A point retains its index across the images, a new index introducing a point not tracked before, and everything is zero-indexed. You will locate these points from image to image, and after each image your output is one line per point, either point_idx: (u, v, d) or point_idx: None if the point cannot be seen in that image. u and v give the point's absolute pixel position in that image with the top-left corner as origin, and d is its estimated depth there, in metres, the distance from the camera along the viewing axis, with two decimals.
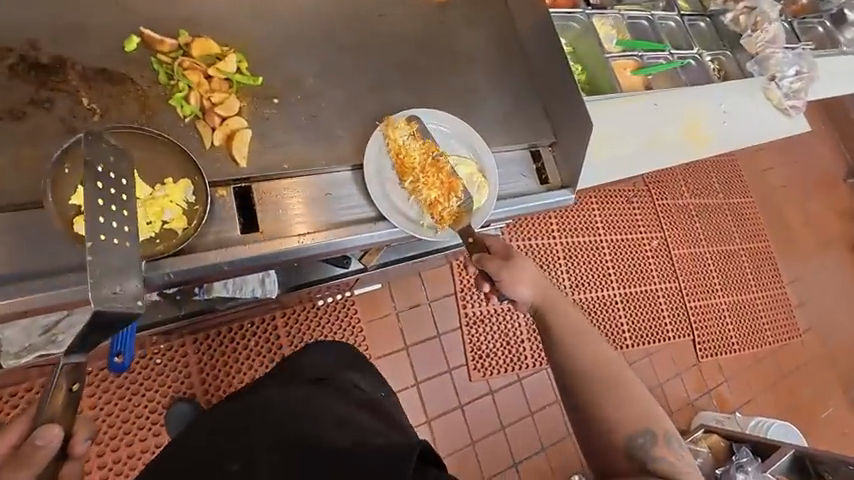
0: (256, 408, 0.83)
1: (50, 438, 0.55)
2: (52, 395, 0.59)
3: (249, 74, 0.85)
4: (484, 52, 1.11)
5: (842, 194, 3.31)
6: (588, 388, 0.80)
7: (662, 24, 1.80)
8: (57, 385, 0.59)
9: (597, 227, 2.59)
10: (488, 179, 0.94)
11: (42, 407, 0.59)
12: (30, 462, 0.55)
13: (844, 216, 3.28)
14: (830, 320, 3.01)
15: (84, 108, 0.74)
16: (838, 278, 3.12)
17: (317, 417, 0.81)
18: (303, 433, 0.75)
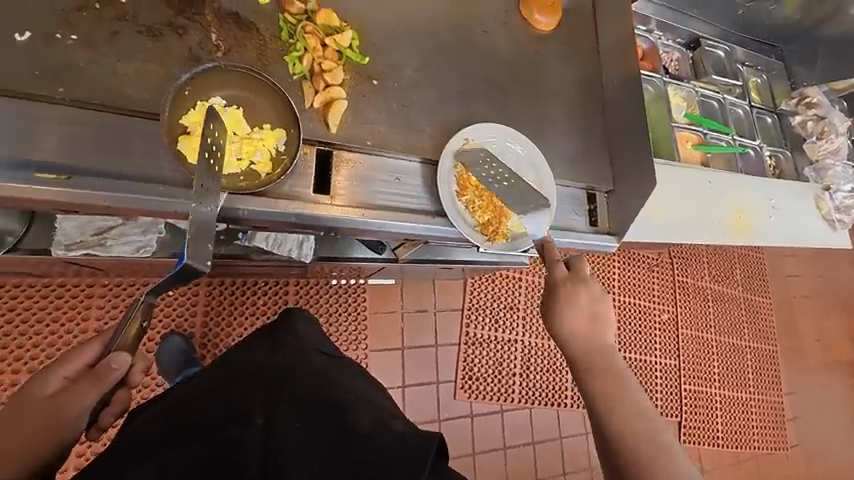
0: (279, 364, 0.85)
1: (121, 364, 0.65)
2: (128, 326, 0.67)
3: (360, 53, 0.91)
4: (567, 90, 1.17)
5: None
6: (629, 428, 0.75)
7: (731, 109, 1.83)
8: (134, 318, 0.68)
9: (613, 285, 2.60)
10: (548, 209, 0.95)
11: (115, 335, 0.68)
12: (104, 379, 0.64)
13: None
14: (820, 442, 2.94)
15: (211, 43, 0.80)
16: (838, 402, 3.06)
17: (337, 386, 0.85)
18: (324, 399, 0.78)
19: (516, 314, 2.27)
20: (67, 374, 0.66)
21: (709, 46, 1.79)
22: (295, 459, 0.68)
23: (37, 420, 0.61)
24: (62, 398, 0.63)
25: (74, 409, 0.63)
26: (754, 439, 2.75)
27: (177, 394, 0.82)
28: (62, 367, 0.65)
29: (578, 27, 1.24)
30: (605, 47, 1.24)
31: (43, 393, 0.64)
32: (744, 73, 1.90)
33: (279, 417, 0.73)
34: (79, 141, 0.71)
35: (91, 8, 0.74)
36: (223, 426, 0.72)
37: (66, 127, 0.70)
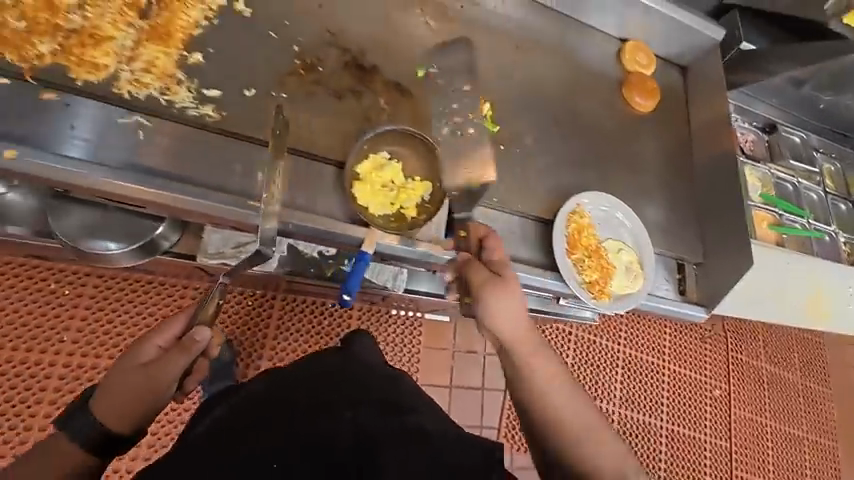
0: (338, 366, 0.76)
1: (203, 336, 0.71)
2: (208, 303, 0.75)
3: (493, 121, 1.05)
4: (660, 165, 1.27)
5: None
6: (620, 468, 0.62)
7: (805, 193, 1.87)
8: (212, 297, 0.76)
9: (664, 353, 2.54)
10: (644, 272, 1.05)
11: (198, 312, 0.75)
12: (189, 349, 0.70)
13: None
14: None
15: (380, 106, 0.96)
16: None
17: (411, 394, 0.75)
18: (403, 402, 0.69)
19: None
20: (161, 343, 0.72)
21: (784, 132, 1.87)
22: (383, 452, 0.58)
23: (136, 384, 0.66)
24: (153, 365, 0.68)
25: (163, 376, 0.68)
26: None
27: (231, 404, 0.71)
28: (150, 338, 0.72)
29: (671, 110, 1.36)
30: (696, 129, 1.35)
31: (141, 360, 0.70)
32: (819, 161, 1.93)
33: (364, 412, 0.64)
34: (273, 175, 0.84)
35: (296, 72, 0.91)
36: (303, 418, 0.63)
37: (265, 164, 0.84)
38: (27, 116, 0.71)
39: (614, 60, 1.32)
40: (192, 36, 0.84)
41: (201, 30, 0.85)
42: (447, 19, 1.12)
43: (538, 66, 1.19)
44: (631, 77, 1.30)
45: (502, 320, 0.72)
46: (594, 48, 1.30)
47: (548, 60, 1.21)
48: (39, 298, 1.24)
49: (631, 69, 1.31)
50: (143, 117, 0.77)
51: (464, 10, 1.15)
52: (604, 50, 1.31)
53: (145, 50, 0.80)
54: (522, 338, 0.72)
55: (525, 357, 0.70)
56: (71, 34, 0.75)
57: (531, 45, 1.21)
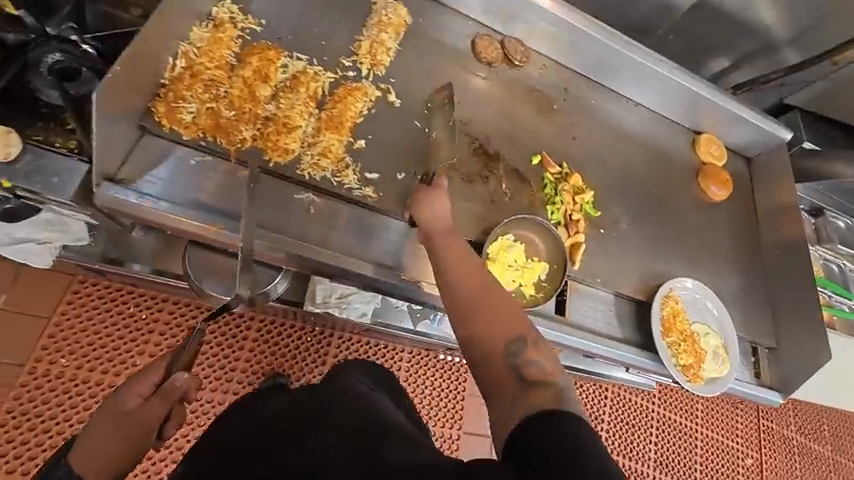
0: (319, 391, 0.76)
1: (182, 383, 0.67)
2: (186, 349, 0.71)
3: (594, 207, 1.16)
4: (734, 250, 1.36)
5: None
6: (518, 346, 0.62)
7: (851, 275, 1.95)
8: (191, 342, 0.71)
9: (699, 418, 2.54)
10: (731, 358, 1.12)
11: (176, 358, 0.71)
12: (167, 397, 0.67)
13: None
14: None
15: (501, 190, 1.07)
16: None
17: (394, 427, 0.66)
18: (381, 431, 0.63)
19: (601, 426, 2.29)
20: (142, 392, 0.68)
21: (831, 217, 1.95)
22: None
23: (121, 433, 0.66)
24: (137, 414, 0.66)
25: (148, 426, 0.66)
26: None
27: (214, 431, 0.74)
28: (130, 389, 0.68)
29: (741, 197, 1.46)
30: (764, 216, 1.45)
31: (123, 409, 0.67)
32: None
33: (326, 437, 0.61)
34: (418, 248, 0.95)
35: None
36: (271, 440, 0.65)
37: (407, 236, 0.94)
38: (231, 192, 0.83)
39: (689, 150, 1.44)
40: (357, 124, 0.97)
41: (363, 119, 0.98)
42: (551, 110, 1.25)
43: (626, 154, 1.31)
44: (706, 167, 1.42)
45: (427, 219, 0.76)
46: (672, 138, 1.43)
47: (634, 148, 1.34)
48: (118, 321, 1.23)
49: (705, 160, 1.43)
50: (317, 195, 0.89)
51: (566, 102, 1.29)
52: (681, 141, 1.44)
53: (323, 137, 0.92)
54: (460, 256, 0.72)
55: (444, 254, 0.72)
56: (267, 123, 0.88)
57: (620, 135, 1.34)
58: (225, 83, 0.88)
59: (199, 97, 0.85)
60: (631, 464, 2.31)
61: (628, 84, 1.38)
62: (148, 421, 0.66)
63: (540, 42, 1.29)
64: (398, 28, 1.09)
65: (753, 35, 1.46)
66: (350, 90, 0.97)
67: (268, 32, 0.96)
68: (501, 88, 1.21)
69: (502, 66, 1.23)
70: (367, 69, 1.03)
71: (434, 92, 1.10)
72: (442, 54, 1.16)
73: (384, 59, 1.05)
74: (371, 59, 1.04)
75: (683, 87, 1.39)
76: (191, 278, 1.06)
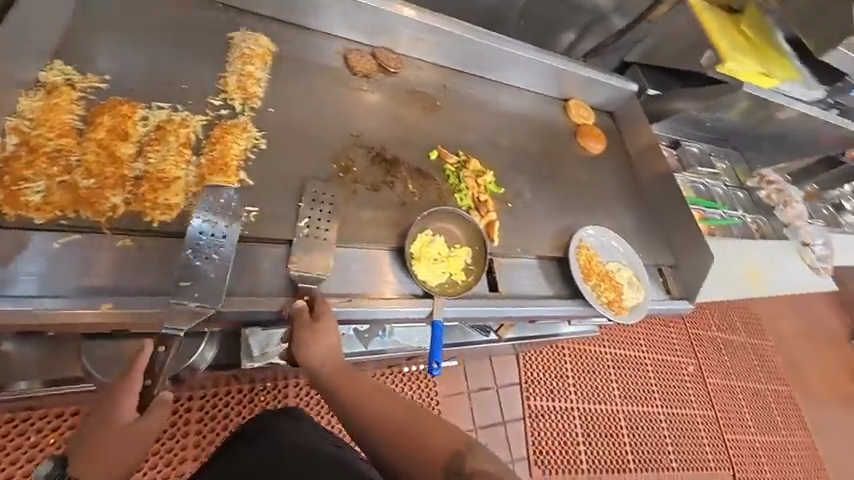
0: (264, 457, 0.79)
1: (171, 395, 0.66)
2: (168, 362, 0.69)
3: (498, 183, 1.26)
4: (621, 192, 1.55)
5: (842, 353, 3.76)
6: (458, 458, 0.67)
7: (714, 189, 2.30)
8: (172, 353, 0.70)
9: (641, 346, 2.85)
10: (644, 284, 1.28)
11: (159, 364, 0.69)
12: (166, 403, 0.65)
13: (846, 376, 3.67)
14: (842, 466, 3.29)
15: (409, 191, 1.10)
16: (843, 431, 3.45)
17: None
18: None
19: (566, 382, 2.47)
20: (131, 406, 0.64)
21: (686, 146, 2.33)
22: None
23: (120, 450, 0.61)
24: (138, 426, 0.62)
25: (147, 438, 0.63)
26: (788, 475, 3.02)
27: None
28: (120, 405, 0.63)
29: (615, 146, 1.68)
30: (636, 157, 1.68)
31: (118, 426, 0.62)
32: (716, 163, 2.41)
33: None
34: (343, 263, 0.95)
35: (336, 175, 1.03)
36: None
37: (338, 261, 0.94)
38: (112, 267, 0.75)
39: (564, 116, 1.62)
40: (246, 162, 0.93)
41: (252, 155, 0.94)
42: (436, 107, 1.32)
43: (513, 133, 1.43)
44: (580, 127, 1.60)
45: (312, 357, 0.79)
46: (546, 108, 1.58)
47: (518, 126, 1.46)
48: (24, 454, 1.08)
49: (578, 121, 1.62)
50: None
51: (448, 97, 1.37)
52: (555, 110, 1.61)
53: (209, 184, 0.87)
54: (357, 384, 0.78)
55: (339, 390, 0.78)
56: (140, 183, 0.82)
57: (504, 117, 1.45)
58: (75, 151, 0.81)
59: (46, 173, 0.77)
60: (602, 406, 2.52)
61: (499, 71, 1.50)
62: (146, 433, 0.63)
63: (408, 46, 1.34)
64: (264, 58, 1.07)
65: (585, 9, 1.68)
66: (229, 129, 0.94)
67: (116, 88, 0.89)
68: (382, 96, 1.24)
69: (378, 76, 1.26)
70: (241, 105, 0.99)
71: (318, 111, 1.10)
72: (316, 75, 1.16)
73: (257, 91, 1.02)
74: (243, 94, 1.00)
75: (545, 65, 1.54)
76: (96, 376, 0.97)
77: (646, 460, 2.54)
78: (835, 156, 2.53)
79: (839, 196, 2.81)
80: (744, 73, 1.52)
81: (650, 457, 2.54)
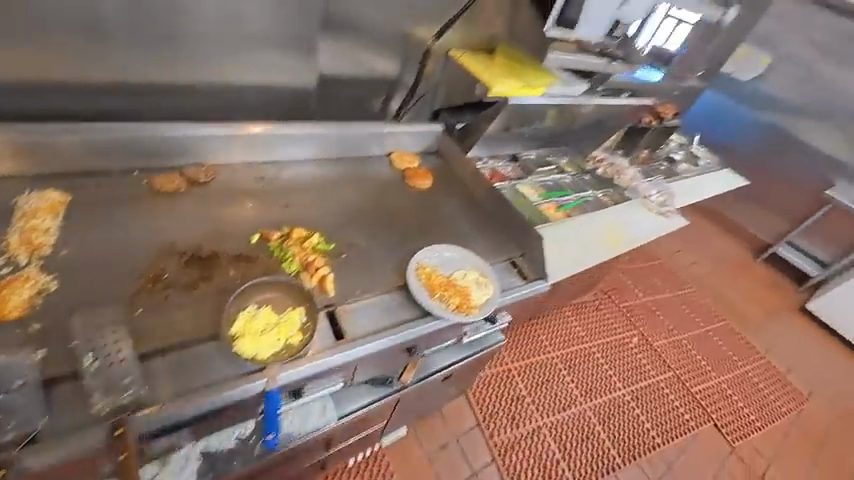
0: None
1: None
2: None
3: (326, 242, 1.34)
4: (457, 210, 1.74)
5: (738, 277, 4.30)
6: None
7: (562, 181, 2.63)
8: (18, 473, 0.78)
9: (581, 339, 3.05)
10: (492, 279, 1.38)
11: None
12: None
13: (753, 296, 4.13)
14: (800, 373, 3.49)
15: (230, 277, 1.15)
16: (782, 342, 3.73)
17: None
18: None
19: (525, 403, 2.56)
20: None
21: (524, 156, 2.67)
22: None
23: None
24: None
25: None
26: (763, 403, 3.11)
27: None
28: None
29: (444, 175, 1.90)
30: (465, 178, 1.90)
31: None
32: (556, 160, 2.77)
33: None
34: (160, 366, 0.95)
35: (144, 288, 1.06)
36: None
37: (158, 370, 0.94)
38: None
39: (388, 165, 1.82)
40: (33, 307, 0.98)
41: (40, 300, 0.99)
42: (255, 196, 1.44)
43: (340, 199, 1.56)
44: (406, 171, 1.80)
45: None
46: (370, 164, 1.77)
47: (346, 190, 1.60)
48: None
49: (403, 166, 1.81)
50: None
51: (267, 183, 1.50)
52: (379, 163, 1.81)
53: None
54: None
55: None
56: None
57: (329, 186, 1.59)
58: None
59: None
60: (563, 413, 2.60)
61: (315, 149, 1.63)
62: None
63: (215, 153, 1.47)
64: (54, 210, 1.15)
65: (377, 82, 1.95)
66: (9, 283, 0.99)
67: None
68: (194, 202, 1.33)
69: (188, 188, 1.36)
70: (27, 257, 1.06)
71: (121, 237, 1.16)
72: (117, 206, 1.24)
73: (44, 240, 1.09)
74: (29, 247, 1.07)
75: (357, 132, 1.70)
76: None
77: (631, 446, 2.58)
78: (635, 125, 3.01)
79: (663, 154, 3.39)
80: (511, 91, 1.87)
81: (633, 441, 2.59)
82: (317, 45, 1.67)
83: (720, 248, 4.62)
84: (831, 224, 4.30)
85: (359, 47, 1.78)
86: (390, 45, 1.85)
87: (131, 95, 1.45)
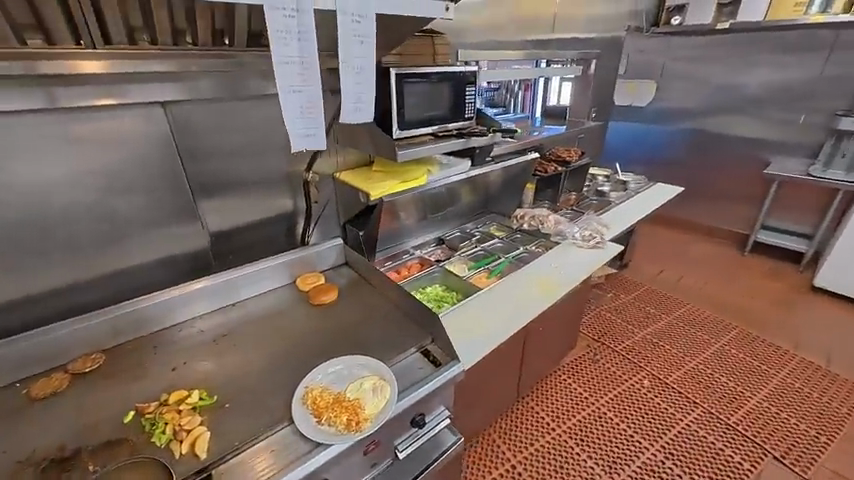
0: None
1: None
2: None
3: (207, 394, 1.30)
4: (364, 315, 1.73)
5: (730, 276, 4.09)
6: None
7: (493, 246, 2.65)
8: None
9: (584, 402, 2.72)
10: (388, 378, 1.36)
11: None
12: None
13: (753, 290, 3.88)
14: (842, 359, 3.07)
15: (90, 471, 1.07)
16: (806, 330, 3.37)
17: None
18: None
19: None
20: None
21: (450, 235, 2.73)
22: None
23: None
24: None
25: None
26: (818, 411, 2.65)
27: None
28: None
29: (351, 285, 1.94)
30: (373, 280, 1.94)
31: None
32: (483, 229, 2.83)
33: None
34: None
35: None
36: None
37: None
38: None
39: (293, 294, 1.87)
40: None
41: None
42: (142, 368, 1.41)
43: (236, 341, 1.55)
44: (310, 292, 1.86)
45: None
46: (273, 299, 1.82)
47: (242, 331, 1.62)
48: None
49: (307, 288, 1.89)
50: None
51: (158, 351, 1.50)
52: (284, 295, 1.86)
53: None
54: None
55: None
56: None
57: (225, 332, 1.61)
58: None
59: None
60: None
61: (204, 304, 1.68)
62: None
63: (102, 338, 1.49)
64: None
65: (273, 220, 2.08)
66: None
67: None
68: (71, 396, 1.30)
69: (69, 381, 1.35)
70: None
71: None
72: None
73: None
74: None
75: (245, 275, 1.78)
76: None
77: None
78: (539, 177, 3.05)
79: (591, 191, 3.55)
80: (388, 190, 2.01)
81: None
82: (200, 209, 1.82)
83: (699, 253, 4.49)
84: (788, 198, 4.31)
85: (244, 198, 1.94)
86: (275, 187, 2.02)
87: (8, 312, 1.46)
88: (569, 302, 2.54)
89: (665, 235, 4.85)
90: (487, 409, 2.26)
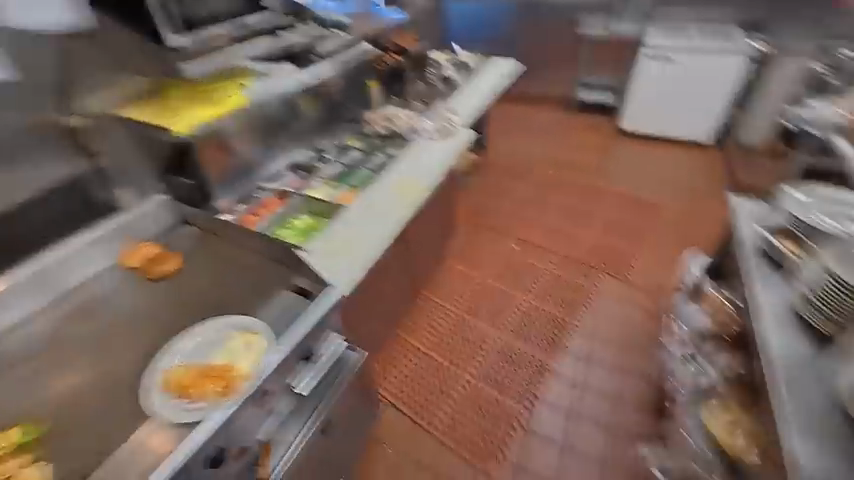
0: None
1: None
2: None
3: (32, 427, 1.10)
4: (220, 273, 1.54)
5: (568, 137, 4.70)
6: None
7: (353, 158, 2.46)
8: None
9: (470, 277, 3.06)
10: (257, 331, 1.32)
11: None
12: None
13: (585, 145, 4.56)
14: (643, 185, 3.96)
15: None
16: (620, 169, 4.19)
17: None
18: None
19: (448, 371, 2.49)
20: None
21: (302, 159, 2.39)
22: None
23: None
24: None
25: None
26: (629, 230, 3.47)
27: None
28: None
29: (195, 244, 1.67)
30: (219, 231, 1.68)
31: None
32: (341, 141, 2.60)
33: None
34: None
35: None
36: None
37: None
38: None
39: (123, 275, 1.56)
40: None
41: None
42: None
43: (61, 352, 1.29)
44: (142, 267, 1.55)
45: None
46: (98, 290, 1.51)
47: (65, 338, 1.34)
48: None
49: (137, 263, 1.56)
50: None
51: None
52: (111, 280, 1.55)
53: None
54: None
55: None
56: None
57: (41, 347, 1.32)
58: None
59: None
60: (486, 353, 2.57)
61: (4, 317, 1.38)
62: None
63: None
64: None
65: (51, 195, 1.57)
66: None
67: None
68: None
69: None
70: None
71: None
72: None
73: None
74: None
75: (46, 269, 1.48)
76: None
77: (553, 339, 2.66)
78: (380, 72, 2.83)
79: (435, 77, 3.37)
80: (198, 121, 1.62)
81: (553, 334, 2.68)
82: None
83: (543, 121, 4.98)
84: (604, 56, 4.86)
85: None
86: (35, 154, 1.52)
87: None
88: (438, 197, 2.63)
89: (516, 110, 5.20)
90: (386, 314, 2.38)
